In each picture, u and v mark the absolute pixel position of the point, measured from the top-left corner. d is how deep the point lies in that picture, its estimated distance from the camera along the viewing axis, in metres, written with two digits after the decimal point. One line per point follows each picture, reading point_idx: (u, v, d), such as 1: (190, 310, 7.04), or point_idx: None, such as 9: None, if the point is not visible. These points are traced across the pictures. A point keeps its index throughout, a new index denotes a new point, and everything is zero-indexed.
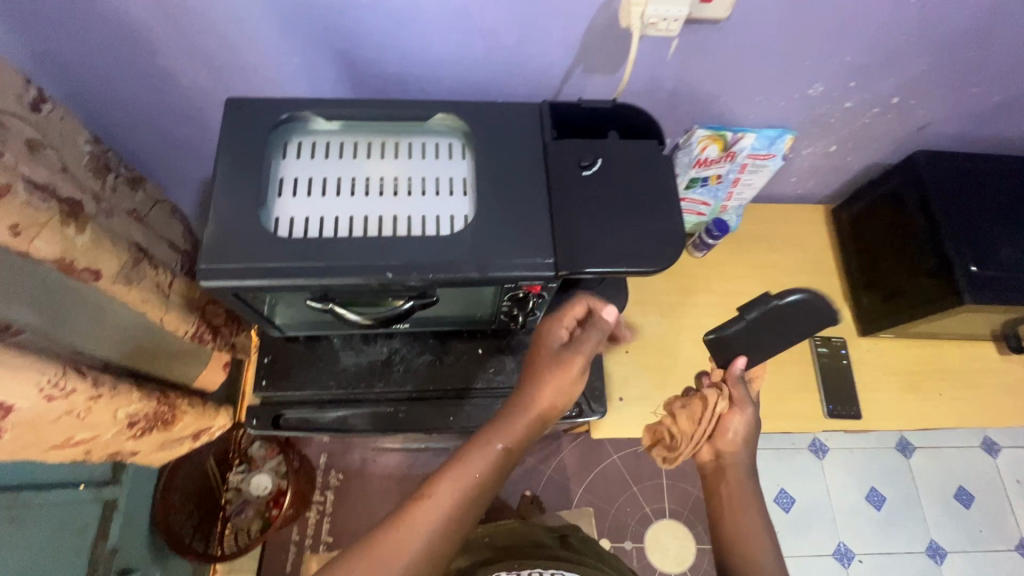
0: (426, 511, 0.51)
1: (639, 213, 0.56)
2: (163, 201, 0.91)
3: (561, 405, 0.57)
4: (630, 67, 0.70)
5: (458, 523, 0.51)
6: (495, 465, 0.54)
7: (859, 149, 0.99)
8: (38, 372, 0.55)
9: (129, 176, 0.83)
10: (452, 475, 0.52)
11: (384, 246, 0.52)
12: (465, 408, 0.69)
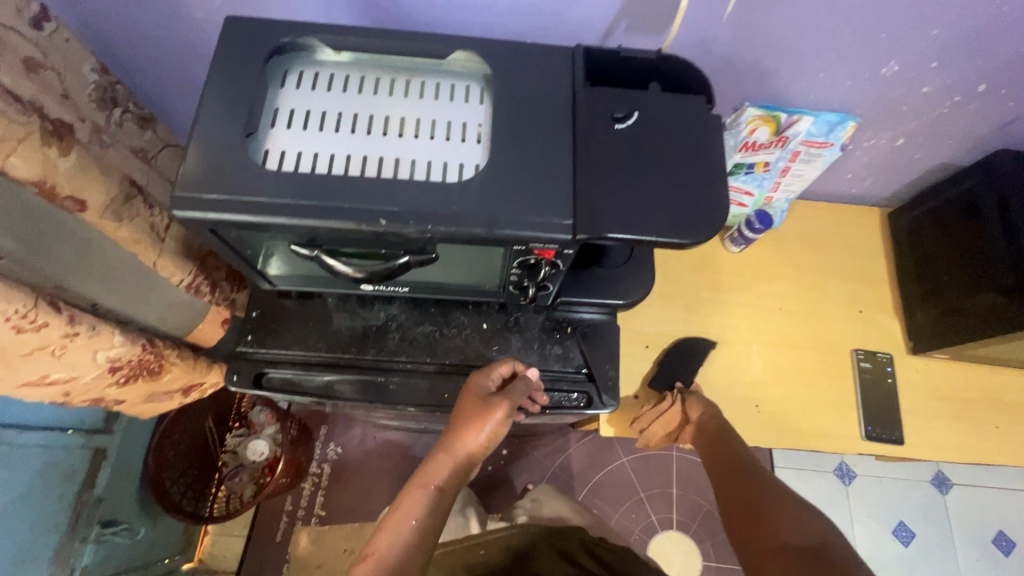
0: (366, 568, 0.53)
1: (674, 178, 0.48)
2: (174, 145, 0.87)
3: (490, 440, 0.60)
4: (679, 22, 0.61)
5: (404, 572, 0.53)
6: (429, 509, 0.58)
7: (930, 146, 0.89)
8: (6, 301, 0.51)
9: (138, 114, 0.79)
10: (388, 526, 0.56)
11: (381, 189, 0.46)
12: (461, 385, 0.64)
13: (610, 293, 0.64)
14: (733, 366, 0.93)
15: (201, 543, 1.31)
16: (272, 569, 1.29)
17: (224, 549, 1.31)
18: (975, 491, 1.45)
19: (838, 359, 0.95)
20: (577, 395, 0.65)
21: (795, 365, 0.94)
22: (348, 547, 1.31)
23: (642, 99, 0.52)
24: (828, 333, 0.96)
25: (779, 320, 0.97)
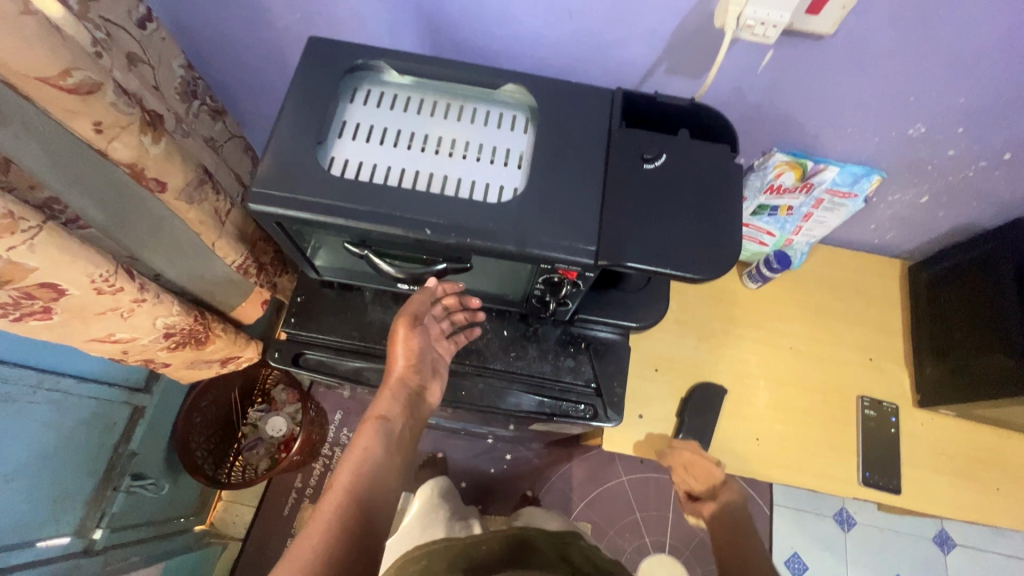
0: (327, 499, 0.55)
1: (695, 217, 0.53)
2: (239, 137, 0.96)
3: (414, 360, 0.63)
4: (716, 71, 0.66)
5: (363, 494, 0.56)
6: (380, 437, 0.60)
7: (954, 206, 0.91)
8: (92, 265, 0.57)
9: (213, 107, 0.87)
10: (343, 462, 0.58)
11: (429, 203, 0.52)
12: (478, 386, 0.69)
13: (626, 316, 0.69)
14: (739, 398, 0.96)
15: (215, 508, 1.37)
16: (277, 541, 1.35)
17: (234, 516, 1.38)
18: (977, 553, 1.44)
19: (843, 403, 0.97)
20: (585, 407, 0.69)
21: (800, 404, 0.96)
22: None
23: (672, 141, 0.56)
24: (837, 377, 0.98)
25: (789, 359, 0.99)
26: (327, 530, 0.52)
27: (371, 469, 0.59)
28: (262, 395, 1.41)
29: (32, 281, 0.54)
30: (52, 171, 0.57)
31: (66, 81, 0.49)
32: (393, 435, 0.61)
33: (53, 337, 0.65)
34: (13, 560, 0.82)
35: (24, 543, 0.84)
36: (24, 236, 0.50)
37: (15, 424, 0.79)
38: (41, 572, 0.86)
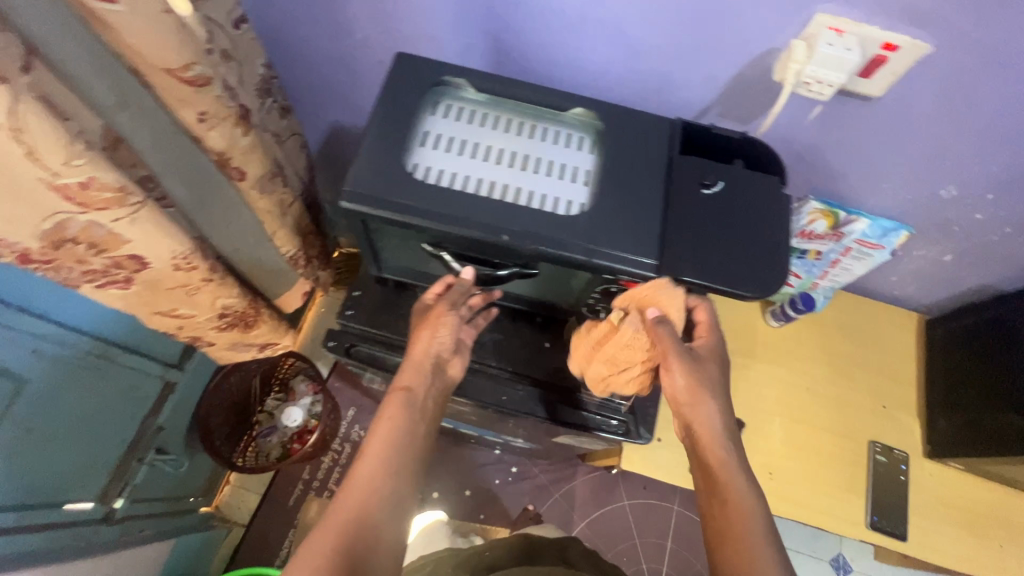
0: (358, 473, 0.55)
1: (751, 242, 0.56)
2: (299, 134, 0.99)
3: (441, 336, 0.63)
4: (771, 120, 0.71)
5: (394, 465, 0.57)
6: (404, 409, 0.59)
7: (975, 266, 0.95)
8: (178, 242, 0.61)
9: (283, 104, 0.91)
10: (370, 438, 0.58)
11: (505, 211, 0.56)
12: (519, 391, 0.73)
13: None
14: (755, 430, 0.99)
15: (221, 491, 1.38)
16: (280, 531, 1.36)
17: (240, 501, 1.39)
18: None
19: (855, 447, 0.99)
20: (619, 422, 0.72)
21: (814, 443, 0.99)
22: None
23: (730, 169, 0.59)
24: (850, 421, 1.01)
25: (805, 398, 1.02)
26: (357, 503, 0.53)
27: (401, 439, 0.58)
28: (281, 385, 1.43)
29: (124, 252, 0.58)
30: (154, 152, 0.60)
31: (186, 73, 0.54)
32: (419, 404, 0.61)
33: (125, 305, 0.68)
34: (42, 519, 0.84)
35: (54, 503, 0.86)
36: (129, 209, 0.53)
37: (64, 387, 0.82)
38: (63, 534, 0.88)
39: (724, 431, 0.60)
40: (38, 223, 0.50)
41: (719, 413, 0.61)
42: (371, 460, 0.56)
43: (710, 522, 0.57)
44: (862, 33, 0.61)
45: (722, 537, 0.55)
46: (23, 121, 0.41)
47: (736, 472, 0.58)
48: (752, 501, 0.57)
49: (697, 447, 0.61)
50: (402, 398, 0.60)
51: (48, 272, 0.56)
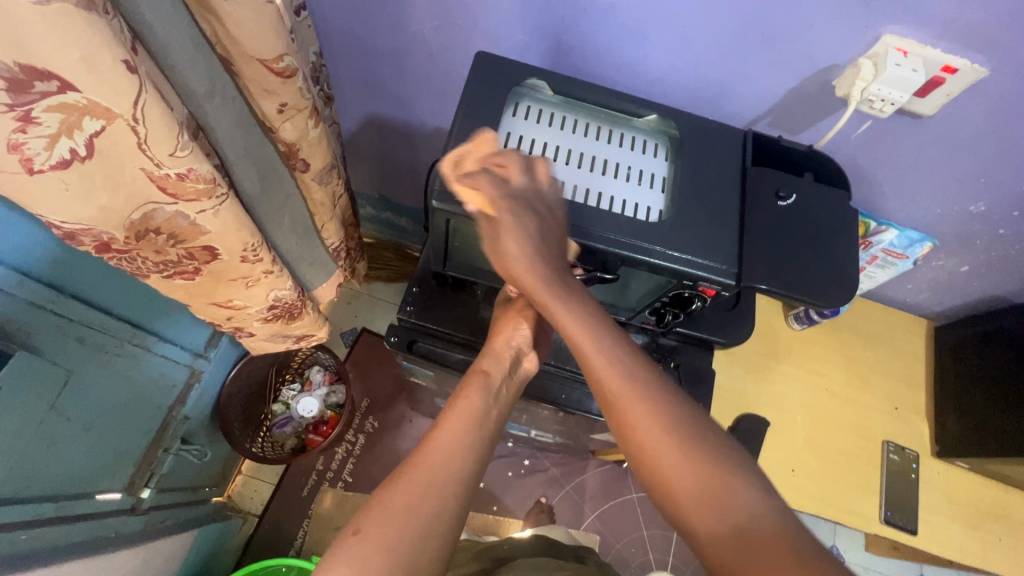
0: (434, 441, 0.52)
1: (818, 254, 0.59)
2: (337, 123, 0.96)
3: (522, 329, 0.66)
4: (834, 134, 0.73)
5: (469, 435, 0.54)
6: (483, 392, 0.59)
7: (988, 277, 1.00)
8: (250, 234, 0.60)
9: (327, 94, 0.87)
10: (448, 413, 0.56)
11: (589, 216, 0.59)
12: (576, 391, 0.79)
13: (718, 330, 0.76)
14: (778, 429, 1.03)
15: (233, 482, 1.37)
16: (294, 521, 1.35)
17: (253, 491, 1.37)
18: None
19: (871, 446, 1.04)
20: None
21: (833, 441, 1.03)
22: None
23: (799, 183, 0.62)
24: (865, 421, 1.06)
25: (824, 398, 1.06)
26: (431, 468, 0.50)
27: (478, 417, 0.56)
28: (296, 373, 1.42)
29: (199, 243, 0.57)
30: (228, 140, 0.57)
31: (278, 64, 0.54)
32: (496, 389, 0.60)
33: (183, 294, 0.67)
34: (78, 509, 0.82)
35: (87, 495, 0.84)
36: (216, 201, 0.52)
37: (103, 376, 0.79)
38: (98, 525, 0.86)
39: (632, 375, 0.52)
40: (128, 213, 0.49)
41: (609, 355, 0.53)
42: (447, 426, 0.54)
43: (646, 476, 0.51)
44: (925, 54, 0.64)
45: (669, 491, 0.49)
46: (144, 113, 0.40)
47: (656, 409, 0.51)
48: (693, 438, 0.49)
49: (608, 406, 0.53)
50: (482, 380, 0.60)
51: (123, 262, 0.56)
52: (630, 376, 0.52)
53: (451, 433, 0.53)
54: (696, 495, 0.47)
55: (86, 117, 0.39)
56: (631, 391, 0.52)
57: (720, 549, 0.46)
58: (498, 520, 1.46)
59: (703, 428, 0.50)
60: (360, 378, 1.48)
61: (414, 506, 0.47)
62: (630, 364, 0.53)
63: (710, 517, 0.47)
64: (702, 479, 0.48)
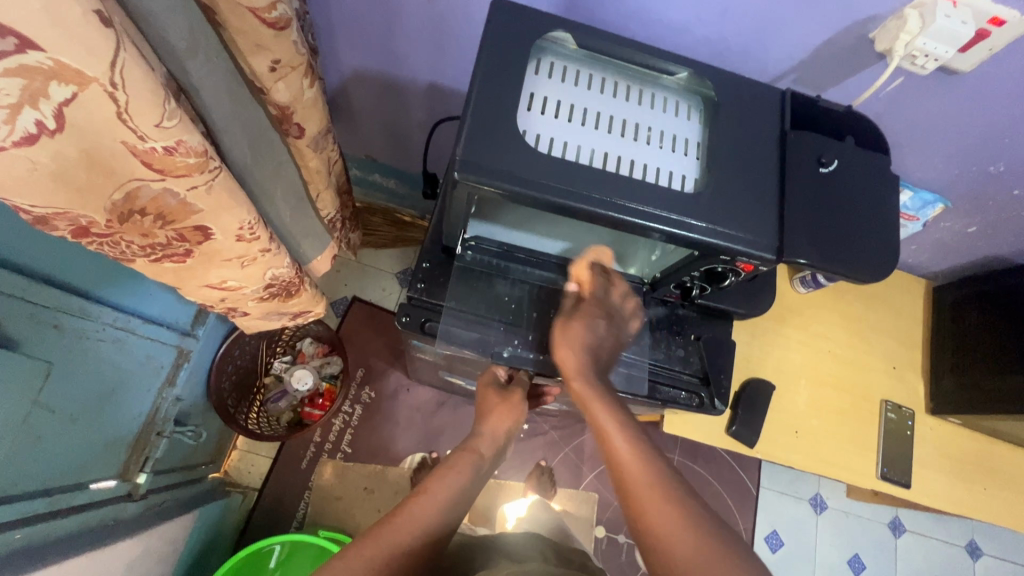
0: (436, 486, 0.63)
1: (854, 224, 0.61)
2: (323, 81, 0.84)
3: (507, 417, 0.78)
4: (871, 93, 0.69)
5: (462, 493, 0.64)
6: (474, 465, 0.70)
7: (992, 238, 1.00)
8: (247, 211, 0.53)
9: (312, 46, 0.74)
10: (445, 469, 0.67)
11: (624, 186, 0.55)
12: None
13: (740, 304, 0.78)
14: (782, 391, 1.03)
15: (229, 457, 1.34)
16: (295, 493, 1.34)
17: (250, 466, 1.35)
18: (925, 539, 1.61)
19: (870, 405, 1.06)
20: (691, 395, 0.79)
21: (834, 402, 1.05)
22: (369, 486, 1.36)
23: (840, 148, 0.63)
24: (865, 381, 1.07)
25: (826, 360, 1.07)
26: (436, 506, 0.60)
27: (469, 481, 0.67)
28: (288, 346, 1.37)
29: (190, 223, 0.50)
30: (215, 103, 0.50)
31: (270, 13, 0.47)
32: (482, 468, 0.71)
33: (172, 276, 0.60)
34: (73, 501, 0.78)
35: (81, 485, 0.80)
36: (210, 175, 0.46)
37: (86, 363, 0.74)
38: (95, 515, 0.82)
39: (654, 472, 0.53)
40: (109, 193, 0.43)
41: (634, 451, 0.55)
42: (445, 479, 0.65)
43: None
44: (975, 6, 0.60)
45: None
46: (124, 75, 0.34)
47: (676, 510, 0.49)
48: (716, 542, 0.46)
49: (632, 505, 0.51)
50: (476, 461, 0.71)
51: (105, 246, 0.50)
52: (651, 478, 0.52)
53: (444, 487, 0.64)
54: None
55: (52, 82, 0.33)
56: (646, 486, 0.51)
57: None
58: (500, 484, 1.45)
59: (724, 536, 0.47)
60: (354, 348, 1.43)
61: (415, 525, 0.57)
62: (652, 463, 0.53)
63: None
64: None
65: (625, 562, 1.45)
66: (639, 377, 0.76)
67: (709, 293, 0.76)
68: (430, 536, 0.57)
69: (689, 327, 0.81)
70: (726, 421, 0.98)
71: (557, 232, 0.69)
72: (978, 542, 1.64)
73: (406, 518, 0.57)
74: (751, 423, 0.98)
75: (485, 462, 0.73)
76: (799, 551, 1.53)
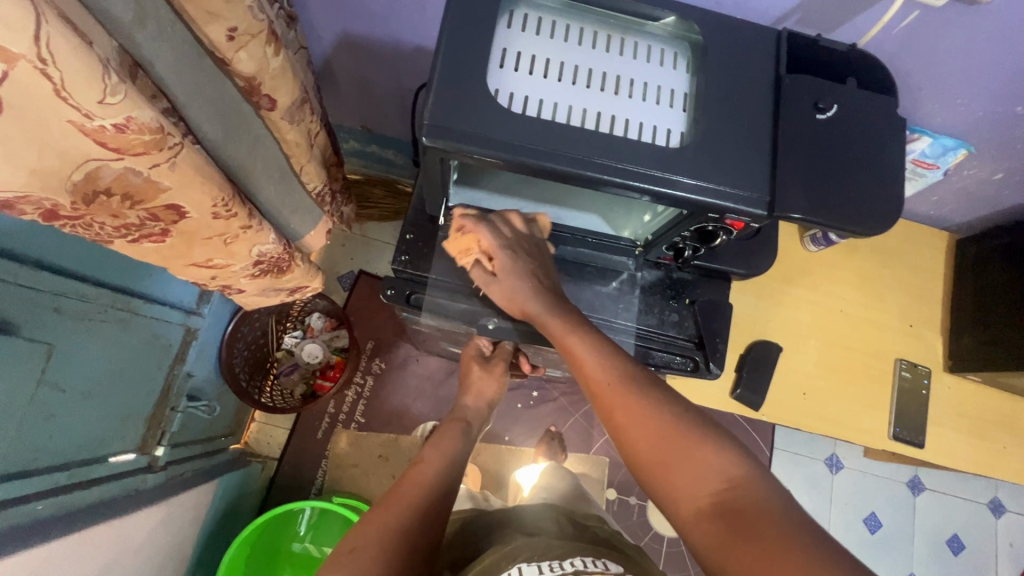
0: (428, 454, 0.64)
1: (854, 172, 0.57)
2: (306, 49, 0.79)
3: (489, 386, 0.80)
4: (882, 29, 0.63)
5: (456, 457, 0.65)
6: (461, 437, 0.71)
7: (1021, 185, 0.93)
8: (217, 188, 0.53)
9: (290, 12, 0.69)
10: (433, 445, 0.67)
11: (604, 143, 0.52)
12: None
13: (738, 264, 0.76)
14: (789, 353, 1.00)
15: (248, 428, 1.38)
16: (311, 462, 1.38)
17: (268, 437, 1.39)
18: (945, 497, 1.59)
19: (884, 365, 1.02)
20: (686, 359, 0.79)
21: (845, 363, 1.01)
22: (383, 453, 1.40)
23: (841, 90, 0.59)
24: (880, 340, 1.03)
25: (840, 320, 1.03)
26: (431, 472, 0.61)
27: (459, 448, 0.68)
28: (298, 321, 1.39)
29: (161, 202, 0.50)
30: (174, 78, 0.49)
31: None
32: (469, 437, 0.73)
33: (157, 257, 0.61)
34: (94, 473, 0.82)
35: (99, 458, 0.83)
36: (170, 152, 0.45)
37: (91, 343, 0.76)
38: (117, 485, 0.86)
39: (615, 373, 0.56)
40: (67, 175, 0.43)
41: (599, 359, 0.57)
42: (434, 449, 0.65)
43: (640, 466, 0.52)
44: None
45: (665, 481, 0.50)
46: (53, 51, 0.33)
47: (648, 399, 0.53)
48: (680, 423, 0.51)
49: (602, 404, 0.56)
50: (461, 428, 0.73)
51: (80, 227, 0.50)
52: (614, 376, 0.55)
53: (438, 454, 0.65)
54: (685, 475, 0.49)
55: None
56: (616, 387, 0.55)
57: (710, 525, 0.46)
58: (514, 450, 1.46)
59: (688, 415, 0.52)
60: (363, 322, 1.45)
61: (413, 501, 0.56)
62: (623, 367, 0.56)
63: (703, 500, 0.47)
64: (698, 460, 0.49)
65: (637, 523, 1.45)
66: (627, 344, 0.77)
67: (705, 254, 0.74)
68: (433, 495, 0.58)
69: (686, 289, 0.80)
70: (731, 383, 0.95)
71: (546, 197, 0.68)
72: (1001, 499, 1.60)
73: (402, 496, 0.57)
74: (759, 387, 0.95)
75: (472, 428, 0.76)
76: (812, 510, 1.53)
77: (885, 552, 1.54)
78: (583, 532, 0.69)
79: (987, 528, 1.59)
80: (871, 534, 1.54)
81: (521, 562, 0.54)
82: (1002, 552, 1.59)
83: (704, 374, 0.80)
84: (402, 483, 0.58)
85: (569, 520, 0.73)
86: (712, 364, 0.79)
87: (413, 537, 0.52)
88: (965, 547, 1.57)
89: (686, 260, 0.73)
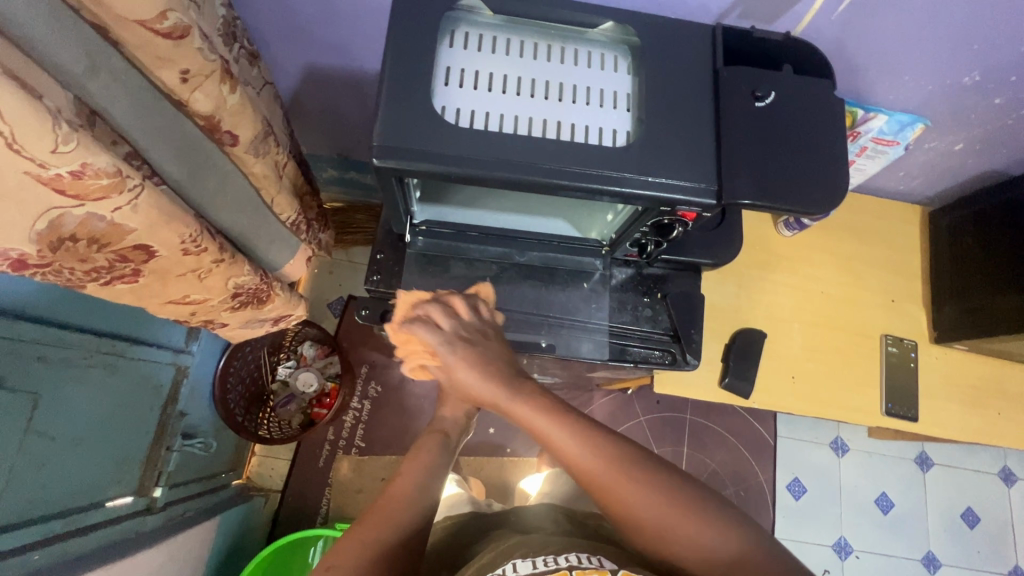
0: (412, 467, 0.64)
1: (799, 154, 0.58)
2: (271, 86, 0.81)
3: None
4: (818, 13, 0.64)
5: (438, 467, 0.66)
6: (443, 447, 0.71)
7: (982, 153, 0.95)
8: (184, 225, 0.55)
9: (250, 50, 0.71)
10: (413, 458, 0.66)
11: (552, 147, 0.54)
12: (564, 335, 0.77)
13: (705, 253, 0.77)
14: (773, 338, 1.00)
15: (249, 463, 1.38)
16: (315, 491, 1.38)
17: (269, 469, 1.39)
18: (954, 471, 1.58)
19: (870, 342, 1.03)
20: (664, 352, 0.79)
21: (831, 344, 1.02)
22: (385, 476, 1.40)
23: (777, 78, 0.61)
24: (864, 318, 1.03)
25: (820, 300, 1.03)
26: (413, 486, 0.61)
27: (436, 459, 0.67)
28: (290, 351, 1.40)
29: (128, 243, 0.52)
30: (131, 123, 0.50)
31: (162, 24, 0.47)
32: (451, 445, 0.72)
33: (132, 298, 0.62)
34: (92, 519, 0.82)
35: (96, 504, 0.84)
36: (130, 195, 0.47)
37: (78, 389, 0.77)
38: (117, 529, 0.86)
39: (603, 456, 0.53)
40: (30, 225, 0.44)
41: (576, 442, 0.54)
42: (416, 462, 0.66)
43: (642, 543, 0.53)
44: None
45: (669, 552, 0.52)
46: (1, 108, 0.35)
47: (641, 483, 0.52)
48: (677, 500, 0.51)
49: (596, 489, 0.54)
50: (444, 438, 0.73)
51: (50, 275, 0.51)
52: (607, 459, 0.53)
53: (420, 464, 0.65)
54: (688, 547, 0.50)
55: None
56: (609, 468, 0.53)
57: None
58: (517, 461, 1.46)
59: (686, 488, 0.52)
60: (354, 346, 1.46)
61: (397, 516, 0.56)
62: (599, 443, 0.54)
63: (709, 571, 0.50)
64: (702, 534, 0.50)
65: None
66: (604, 341, 0.78)
67: (671, 247, 0.75)
68: (415, 507, 0.58)
69: (659, 283, 0.81)
70: (719, 372, 0.96)
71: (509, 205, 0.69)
72: (1011, 467, 1.59)
73: (385, 513, 0.57)
74: (747, 374, 0.96)
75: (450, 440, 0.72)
76: (822, 495, 1.52)
77: (900, 531, 1.52)
78: (585, 530, 0.69)
79: (1000, 498, 1.58)
80: (884, 515, 1.53)
81: (516, 558, 0.54)
82: (1018, 520, 1.57)
83: (683, 365, 0.80)
84: (385, 499, 0.59)
85: (572, 520, 0.72)
86: (692, 353, 0.80)
87: (393, 554, 0.53)
88: (980, 519, 1.56)
89: (652, 255, 0.74)
